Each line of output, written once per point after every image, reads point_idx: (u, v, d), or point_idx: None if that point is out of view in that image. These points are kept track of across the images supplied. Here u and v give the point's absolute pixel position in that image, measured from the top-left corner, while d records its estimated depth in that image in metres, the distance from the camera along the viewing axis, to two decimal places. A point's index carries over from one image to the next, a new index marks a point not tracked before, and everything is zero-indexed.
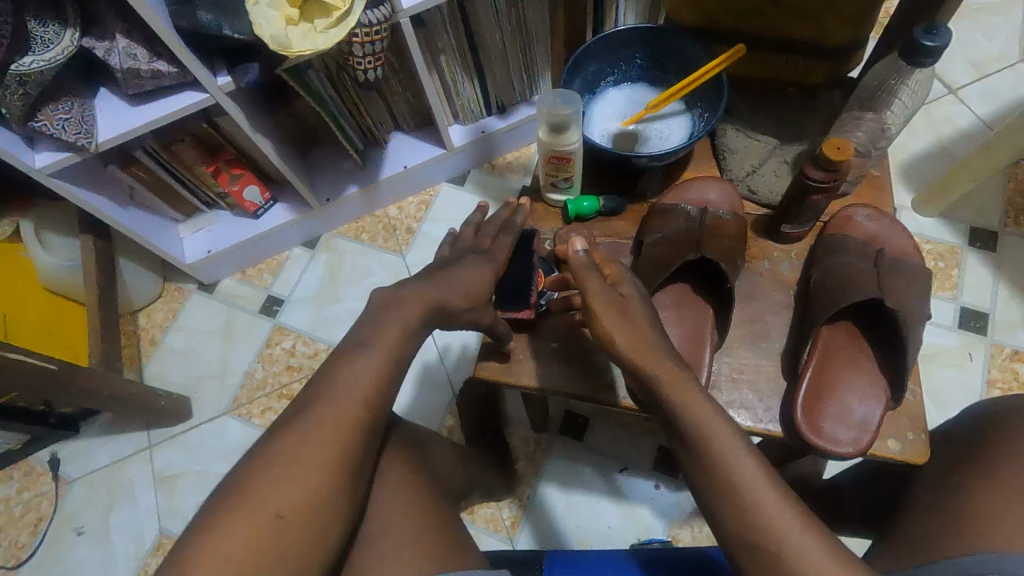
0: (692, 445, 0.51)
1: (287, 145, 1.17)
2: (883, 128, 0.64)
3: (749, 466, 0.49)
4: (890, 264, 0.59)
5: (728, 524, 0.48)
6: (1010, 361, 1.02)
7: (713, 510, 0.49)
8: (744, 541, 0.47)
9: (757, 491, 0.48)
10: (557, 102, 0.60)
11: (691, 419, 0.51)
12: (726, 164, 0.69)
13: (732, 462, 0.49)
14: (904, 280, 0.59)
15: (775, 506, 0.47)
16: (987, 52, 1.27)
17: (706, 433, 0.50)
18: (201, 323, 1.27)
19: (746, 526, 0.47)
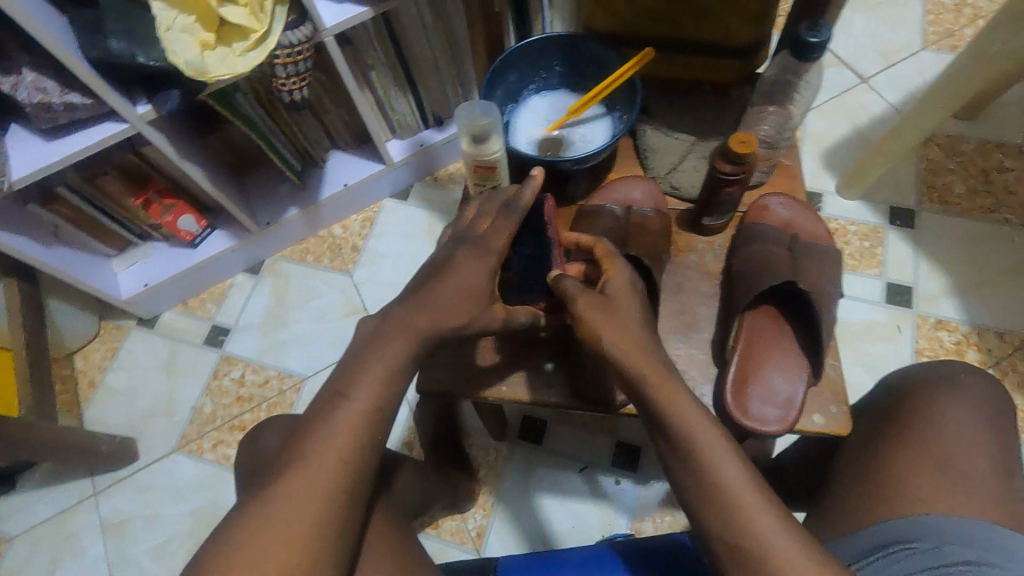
0: (682, 446, 0.51)
1: (220, 171, 1.15)
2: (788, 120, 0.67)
3: (734, 470, 0.49)
4: (803, 247, 0.63)
5: (706, 524, 0.49)
6: (934, 330, 1.08)
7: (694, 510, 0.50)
8: (729, 543, 0.47)
9: (739, 500, 0.48)
10: (476, 112, 0.61)
11: (685, 422, 0.51)
12: (648, 163, 0.72)
13: (726, 475, 0.49)
14: (814, 262, 0.63)
15: (755, 519, 0.47)
16: (892, 42, 1.35)
17: (699, 440, 0.50)
18: (142, 360, 1.23)
19: (726, 531, 0.47)
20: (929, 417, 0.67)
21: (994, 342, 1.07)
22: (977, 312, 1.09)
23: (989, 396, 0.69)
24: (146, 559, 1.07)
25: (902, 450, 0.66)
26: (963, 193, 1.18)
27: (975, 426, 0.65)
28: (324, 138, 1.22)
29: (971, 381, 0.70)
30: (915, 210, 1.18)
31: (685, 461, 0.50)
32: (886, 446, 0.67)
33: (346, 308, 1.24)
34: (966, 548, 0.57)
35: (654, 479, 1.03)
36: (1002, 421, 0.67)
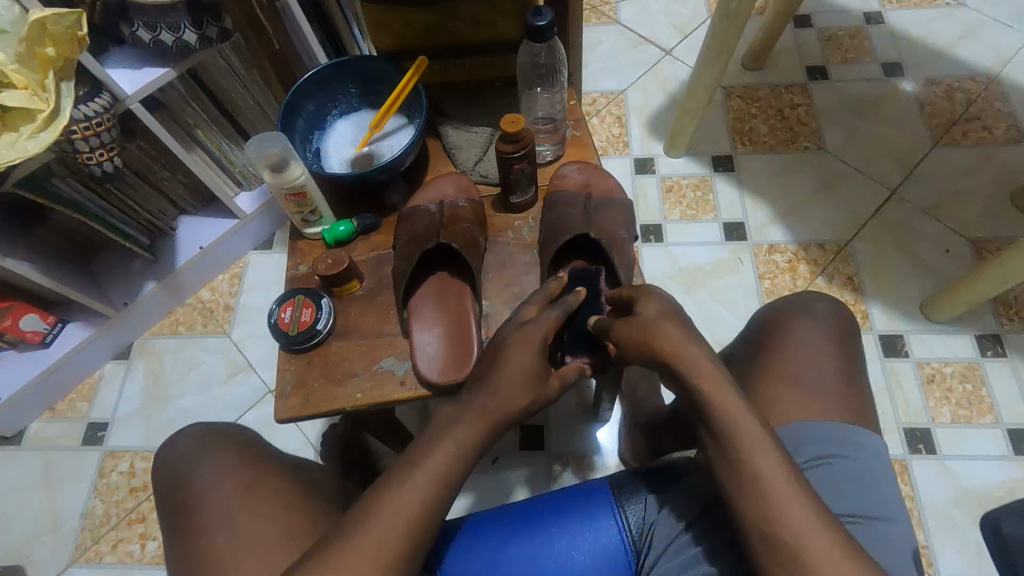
0: (725, 444, 0.51)
1: (57, 261, 1.09)
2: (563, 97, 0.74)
3: (768, 456, 0.49)
4: (599, 203, 0.69)
5: (750, 517, 0.48)
6: (769, 254, 1.22)
7: (740, 509, 0.49)
8: (758, 524, 0.47)
9: (783, 486, 0.48)
10: (263, 146, 0.63)
11: (727, 420, 0.51)
12: (457, 159, 0.75)
13: (756, 458, 0.49)
14: (613, 214, 0.69)
15: (796, 501, 0.47)
16: (683, 16, 1.52)
17: (743, 434, 0.50)
18: (15, 479, 1.13)
19: (767, 519, 0.47)
20: (780, 339, 0.70)
21: (818, 252, 1.22)
22: (800, 230, 1.24)
23: (834, 310, 0.72)
24: None
25: (766, 375, 0.68)
26: (768, 132, 1.34)
27: (826, 334, 0.69)
28: (167, 206, 1.19)
29: (819, 303, 0.73)
30: (732, 154, 1.33)
31: (732, 463, 0.50)
32: (754, 375, 0.69)
33: (230, 369, 1.21)
34: (818, 445, 0.61)
35: (562, 452, 1.08)
36: (844, 329, 0.71)
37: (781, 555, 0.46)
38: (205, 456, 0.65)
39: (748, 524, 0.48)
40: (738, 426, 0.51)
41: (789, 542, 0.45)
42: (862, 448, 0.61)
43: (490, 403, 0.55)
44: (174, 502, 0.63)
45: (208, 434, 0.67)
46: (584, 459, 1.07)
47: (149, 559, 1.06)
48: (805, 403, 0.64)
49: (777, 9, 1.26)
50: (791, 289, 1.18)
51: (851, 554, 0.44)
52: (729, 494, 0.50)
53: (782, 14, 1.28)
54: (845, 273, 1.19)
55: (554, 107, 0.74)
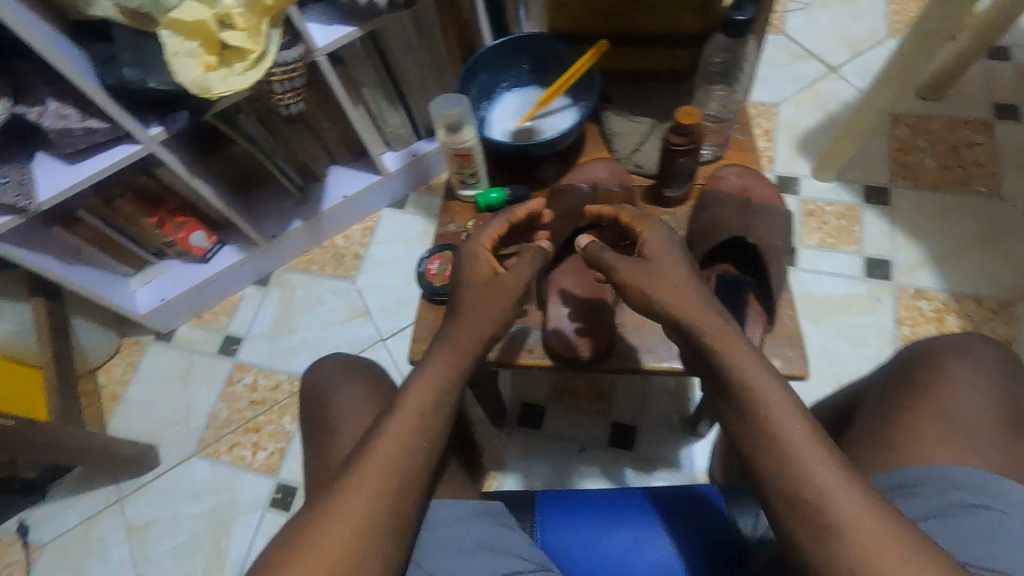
0: (747, 415, 0.53)
1: (227, 188, 1.22)
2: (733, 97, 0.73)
3: (790, 421, 0.51)
4: (758, 209, 0.67)
5: (778, 490, 0.50)
6: (914, 300, 1.12)
7: (768, 480, 0.51)
8: (782, 487, 0.49)
9: (810, 458, 0.49)
10: (445, 105, 0.68)
11: (748, 389, 0.53)
12: (613, 145, 0.76)
13: (779, 422, 0.51)
14: (771, 222, 0.66)
15: (833, 477, 0.48)
16: (857, 33, 1.41)
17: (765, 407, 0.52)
18: (162, 371, 1.30)
19: (798, 494, 0.49)
20: (934, 379, 0.65)
21: (972, 307, 1.11)
22: (954, 280, 1.13)
23: (1000, 359, 0.66)
24: (169, 559, 1.12)
25: (908, 413, 0.64)
26: (935, 169, 1.23)
27: (980, 376, 0.64)
28: (322, 154, 1.29)
29: (975, 346, 0.67)
30: (888, 187, 1.23)
31: (755, 436, 0.52)
32: (892, 409, 0.65)
33: (350, 313, 1.30)
34: (955, 490, 0.57)
35: (651, 456, 1.07)
36: (1007, 382, 0.65)
37: (811, 518, 0.48)
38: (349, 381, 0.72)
39: (778, 496, 0.50)
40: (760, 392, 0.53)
41: (825, 518, 0.47)
42: (1001, 495, 0.56)
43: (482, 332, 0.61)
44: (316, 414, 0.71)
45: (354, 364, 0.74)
46: (672, 467, 1.06)
47: (257, 465, 1.18)
48: (950, 448, 0.60)
49: (975, 36, 1.15)
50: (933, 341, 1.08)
51: (887, 525, 0.46)
52: (755, 466, 0.52)
53: (980, 42, 1.16)
54: (1001, 335, 1.07)
55: (727, 107, 0.73)
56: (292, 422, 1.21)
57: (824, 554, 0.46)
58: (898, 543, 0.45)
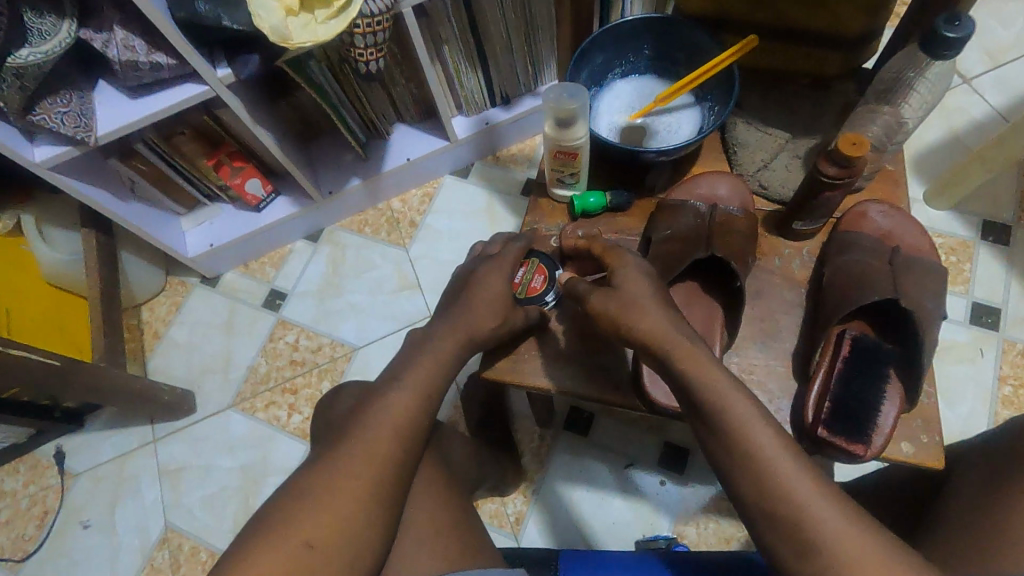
0: (721, 435, 0.52)
1: (288, 137, 1.15)
2: (898, 122, 0.65)
3: (763, 436, 0.51)
4: (904, 262, 0.61)
5: (765, 514, 0.50)
6: (1021, 358, 1.01)
7: (754, 505, 0.50)
8: (764, 509, 0.50)
9: (788, 477, 0.50)
10: (563, 96, 0.61)
11: (716, 405, 0.53)
12: (737, 159, 0.72)
13: (753, 437, 0.51)
14: (920, 277, 0.60)
15: (816, 497, 0.49)
16: (1003, 39, 1.23)
17: (741, 426, 0.52)
18: (204, 316, 1.27)
19: (788, 518, 0.48)
20: None
21: None
22: None
23: None
24: (198, 509, 1.12)
25: None
26: None
27: None
28: (389, 110, 1.20)
29: None
30: (1011, 225, 1.09)
31: (733, 458, 0.51)
32: None
33: (400, 283, 1.25)
34: None
35: (701, 484, 1.01)
36: None
37: (799, 540, 0.48)
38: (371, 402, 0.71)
39: (766, 520, 0.50)
40: (731, 407, 0.53)
41: (818, 542, 0.47)
42: None
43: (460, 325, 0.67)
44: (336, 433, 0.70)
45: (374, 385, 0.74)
46: (722, 499, 0.99)
47: (292, 428, 1.15)
48: None
49: None
50: None
51: (868, 536, 0.47)
52: (738, 488, 0.51)
53: None
54: None
55: (887, 136, 0.64)
56: (330, 389, 1.17)
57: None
58: (883, 552, 0.46)
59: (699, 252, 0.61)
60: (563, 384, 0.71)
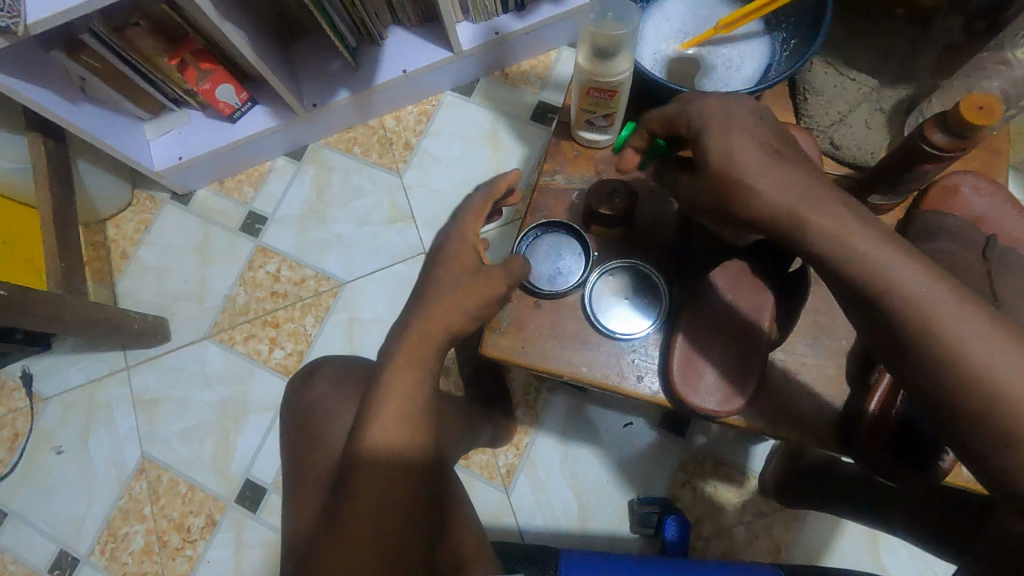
0: (868, 295, 0.43)
1: (263, 35, 0.99)
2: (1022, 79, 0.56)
3: (889, 254, 0.43)
4: (1000, 255, 0.53)
5: (892, 341, 0.43)
6: None
7: (903, 362, 0.43)
8: (890, 333, 0.43)
9: (960, 330, 0.41)
10: (607, 18, 0.49)
11: (819, 228, 0.44)
12: (807, 109, 0.61)
13: (875, 254, 0.43)
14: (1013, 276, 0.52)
15: (1004, 352, 0.40)
16: None
17: (867, 261, 0.43)
18: (176, 237, 1.16)
19: (915, 342, 0.42)
20: None
21: None
22: None
23: None
24: (177, 441, 1.07)
25: None
26: None
27: None
28: (384, 10, 1.03)
29: None
30: None
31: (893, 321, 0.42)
32: None
33: (392, 215, 1.13)
34: None
35: (701, 447, 0.97)
36: None
37: (927, 369, 0.42)
38: (344, 402, 0.62)
39: (942, 389, 0.41)
40: (840, 227, 0.44)
41: (969, 383, 0.40)
42: None
43: None
44: (305, 425, 0.63)
45: (349, 373, 0.66)
46: (722, 466, 0.96)
47: (273, 363, 1.09)
48: None
49: None
50: None
51: None
52: (886, 349, 0.44)
53: None
54: None
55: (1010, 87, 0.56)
56: (315, 326, 1.10)
57: (1000, 443, 0.40)
58: None
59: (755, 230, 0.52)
60: (576, 366, 0.62)
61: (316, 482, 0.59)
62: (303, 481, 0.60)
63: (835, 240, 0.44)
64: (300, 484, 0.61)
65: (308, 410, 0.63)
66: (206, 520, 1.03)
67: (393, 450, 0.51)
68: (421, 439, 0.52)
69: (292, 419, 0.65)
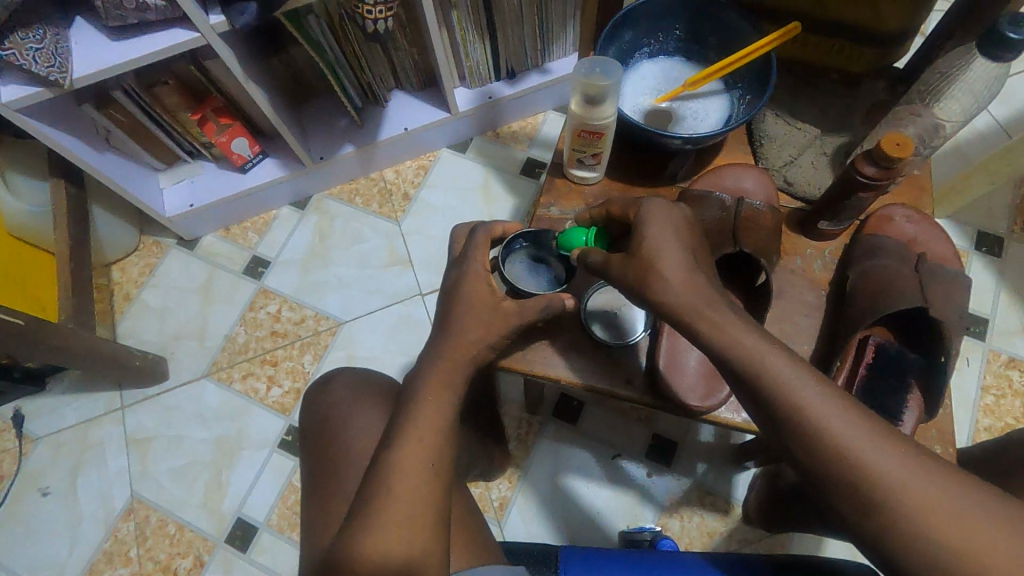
0: (766, 401, 0.48)
1: (279, 94, 1.09)
2: (935, 127, 0.67)
3: (812, 392, 0.47)
4: (930, 269, 0.62)
5: (822, 476, 0.45)
6: (1005, 368, 1.03)
7: (834, 496, 0.45)
8: (821, 469, 0.45)
9: (841, 433, 0.45)
10: (595, 72, 0.60)
11: (752, 364, 0.48)
12: (762, 152, 0.72)
13: (798, 391, 0.47)
14: (944, 287, 0.61)
15: (882, 454, 0.44)
16: None
17: (793, 395, 0.47)
18: (180, 279, 1.20)
19: (844, 477, 0.44)
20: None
21: None
22: None
23: None
24: (168, 480, 1.07)
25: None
26: None
27: None
28: (389, 75, 1.15)
29: None
30: (1004, 238, 1.11)
31: (786, 428, 0.47)
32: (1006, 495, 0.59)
33: (391, 258, 1.20)
34: None
35: (687, 478, 1.00)
36: None
37: (859, 500, 0.44)
38: (358, 407, 0.67)
39: (833, 488, 0.45)
40: (768, 364, 0.48)
41: (895, 509, 0.43)
42: None
43: (474, 324, 0.59)
44: (320, 431, 0.66)
45: (362, 381, 0.70)
46: (708, 494, 1.00)
47: (270, 401, 1.11)
48: None
49: None
50: (1016, 418, 1.00)
51: (954, 493, 0.43)
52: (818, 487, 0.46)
53: None
54: None
55: (925, 133, 0.67)
56: (313, 363, 1.13)
57: (885, 535, 0.43)
58: (970, 505, 0.42)
59: (727, 247, 0.61)
60: (571, 373, 0.68)
61: (327, 489, 0.62)
62: (318, 487, 0.63)
63: (734, 344, 0.49)
64: (309, 495, 0.64)
65: (318, 418, 0.67)
66: (194, 561, 1.02)
67: (412, 540, 0.50)
68: (432, 505, 0.52)
69: (305, 427, 0.69)
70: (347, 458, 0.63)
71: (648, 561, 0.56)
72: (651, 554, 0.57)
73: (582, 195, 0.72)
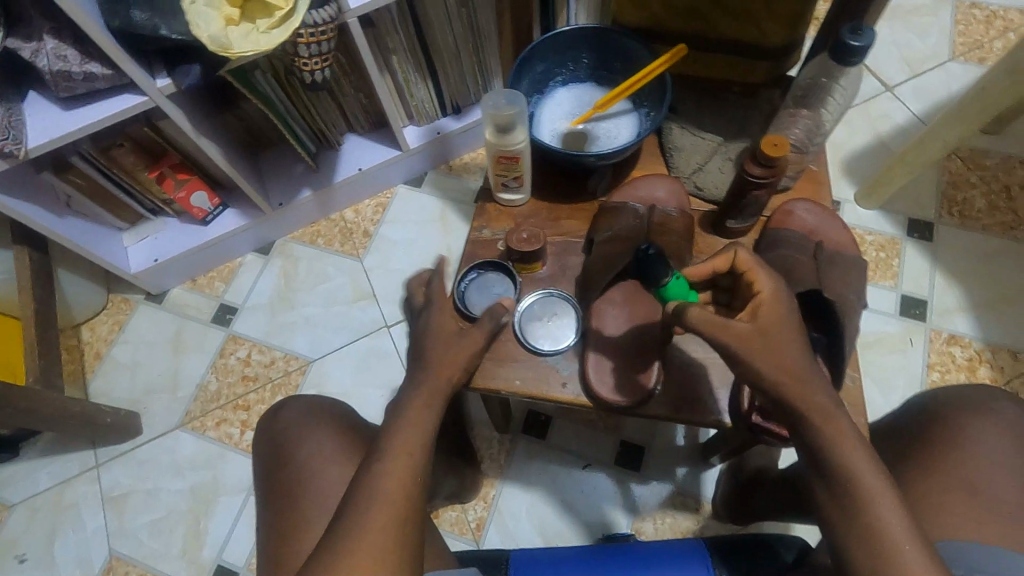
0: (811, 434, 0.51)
1: (233, 146, 1.14)
2: (817, 125, 0.73)
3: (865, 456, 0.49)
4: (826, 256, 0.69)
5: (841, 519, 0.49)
6: (947, 345, 1.08)
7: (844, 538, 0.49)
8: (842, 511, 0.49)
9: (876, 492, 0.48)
10: (503, 102, 0.66)
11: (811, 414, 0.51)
12: (674, 162, 0.78)
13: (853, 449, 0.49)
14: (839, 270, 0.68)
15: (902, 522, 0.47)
16: (919, 50, 1.31)
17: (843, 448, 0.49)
18: (148, 334, 1.22)
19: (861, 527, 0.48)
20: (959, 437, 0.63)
21: (1006, 359, 1.06)
22: (990, 330, 1.09)
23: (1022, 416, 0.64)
24: (146, 534, 1.07)
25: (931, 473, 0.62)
26: (983, 209, 1.17)
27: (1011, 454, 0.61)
28: (339, 120, 1.20)
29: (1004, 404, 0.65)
30: (933, 223, 1.17)
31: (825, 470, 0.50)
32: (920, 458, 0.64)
33: (355, 294, 1.23)
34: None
35: (657, 482, 1.03)
36: None
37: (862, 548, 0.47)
38: (314, 431, 0.69)
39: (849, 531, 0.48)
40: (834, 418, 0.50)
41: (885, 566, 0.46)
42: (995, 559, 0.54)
43: (416, 344, 0.63)
44: (278, 457, 0.68)
45: (317, 405, 0.72)
46: (678, 494, 1.02)
47: (245, 445, 1.12)
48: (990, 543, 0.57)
49: None
50: None
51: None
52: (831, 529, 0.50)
53: None
54: None
55: (812, 134, 0.73)
56: None
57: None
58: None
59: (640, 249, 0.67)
60: (511, 381, 0.70)
61: (286, 518, 0.64)
62: (277, 515, 0.65)
63: None
64: (267, 523, 0.66)
65: (274, 446, 0.69)
66: None
67: None
68: None
69: (260, 456, 0.70)
70: (302, 484, 0.65)
71: (591, 557, 0.59)
72: (595, 551, 0.60)
73: (513, 216, 0.78)
